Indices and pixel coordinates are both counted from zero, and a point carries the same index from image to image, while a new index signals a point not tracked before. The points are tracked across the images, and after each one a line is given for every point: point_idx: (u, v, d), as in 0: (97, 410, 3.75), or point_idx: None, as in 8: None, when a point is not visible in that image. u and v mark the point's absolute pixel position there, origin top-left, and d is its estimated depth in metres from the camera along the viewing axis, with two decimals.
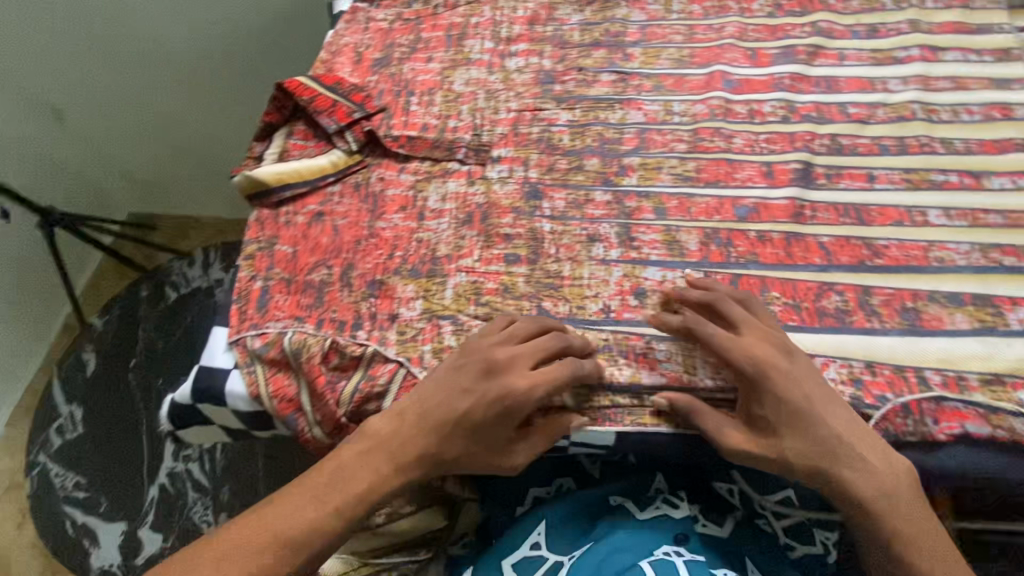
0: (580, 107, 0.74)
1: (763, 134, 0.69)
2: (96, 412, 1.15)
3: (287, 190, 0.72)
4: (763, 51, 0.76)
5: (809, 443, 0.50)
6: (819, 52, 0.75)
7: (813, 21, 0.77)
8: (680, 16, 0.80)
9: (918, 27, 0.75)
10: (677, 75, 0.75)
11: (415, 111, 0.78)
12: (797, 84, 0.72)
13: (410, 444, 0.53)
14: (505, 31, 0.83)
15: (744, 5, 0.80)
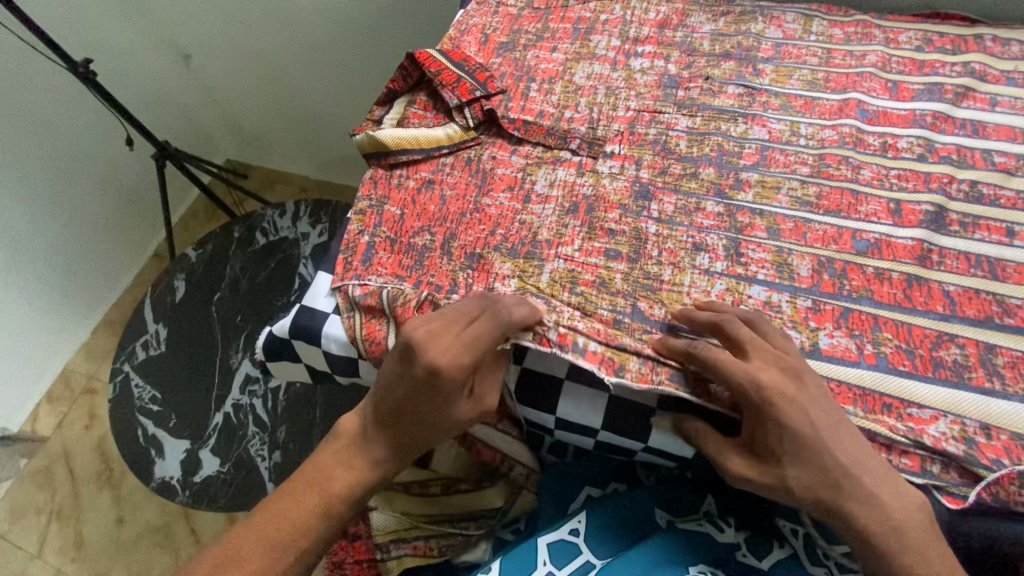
0: (701, 116, 0.73)
1: (894, 170, 0.66)
2: (178, 336, 1.23)
3: (403, 154, 0.75)
4: (906, 85, 0.72)
5: (814, 473, 0.47)
6: (968, 94, 0.70)
7: (965, 61, 0.73)
8: (818, 38, 0.78)
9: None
10: (808, 98, 0.73)
11: (533, 97, 0.79)
12: (940, 123, 0.68)
13: (380, 424, 0.54)
14: (633, 31, 0.83)
15: (891, 35, 0.77)
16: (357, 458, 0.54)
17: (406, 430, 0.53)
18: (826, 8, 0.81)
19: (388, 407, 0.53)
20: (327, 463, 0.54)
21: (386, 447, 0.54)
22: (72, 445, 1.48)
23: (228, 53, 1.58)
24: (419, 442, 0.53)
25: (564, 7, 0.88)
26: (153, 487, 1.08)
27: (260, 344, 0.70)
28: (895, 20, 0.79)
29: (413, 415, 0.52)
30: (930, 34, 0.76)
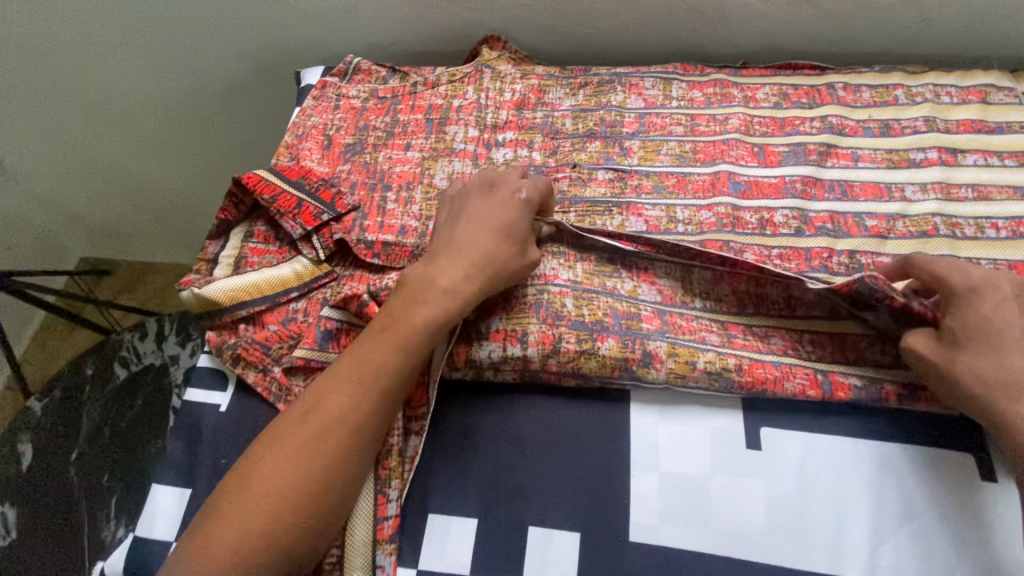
0: (575, 210, 0.68)
1: (775, 249, 0.63)
2: (33, 513, 0.99)
3: (242, 307, 0.62)
4: (771, 148, 0.70)
5: (995, 366, 0.48)
6: (831, 151, 0.69)
7: (822, 115, 0.72)
8: (680, 104, 0.75)
9: (935, 125, 0.70)
10: (679, 175, 0.70)
11: (391, 210, 0.70)
12: (810, 189, 0.67)
13: (455, 258, 0.55)
14: (491, 116, 0.76)
15: (748, 93, 0.75)
16: (438, 285, 0.54)
17: (480, 243, 0.55)
18: (682, 68, 0.79)
19: (472, 227, 0.57)
20: (408, 299, 0.53)
21: (466, 263, 0.54)
22: None
23: (44, 140, 1.23)
24: (499, 255, 0.55)
25: (412, 93, 0.79)
26: None
27: None
28: (750, 75, 0.77)
29: (493, 238, 0.56)
30: (785, 86, 0.75)
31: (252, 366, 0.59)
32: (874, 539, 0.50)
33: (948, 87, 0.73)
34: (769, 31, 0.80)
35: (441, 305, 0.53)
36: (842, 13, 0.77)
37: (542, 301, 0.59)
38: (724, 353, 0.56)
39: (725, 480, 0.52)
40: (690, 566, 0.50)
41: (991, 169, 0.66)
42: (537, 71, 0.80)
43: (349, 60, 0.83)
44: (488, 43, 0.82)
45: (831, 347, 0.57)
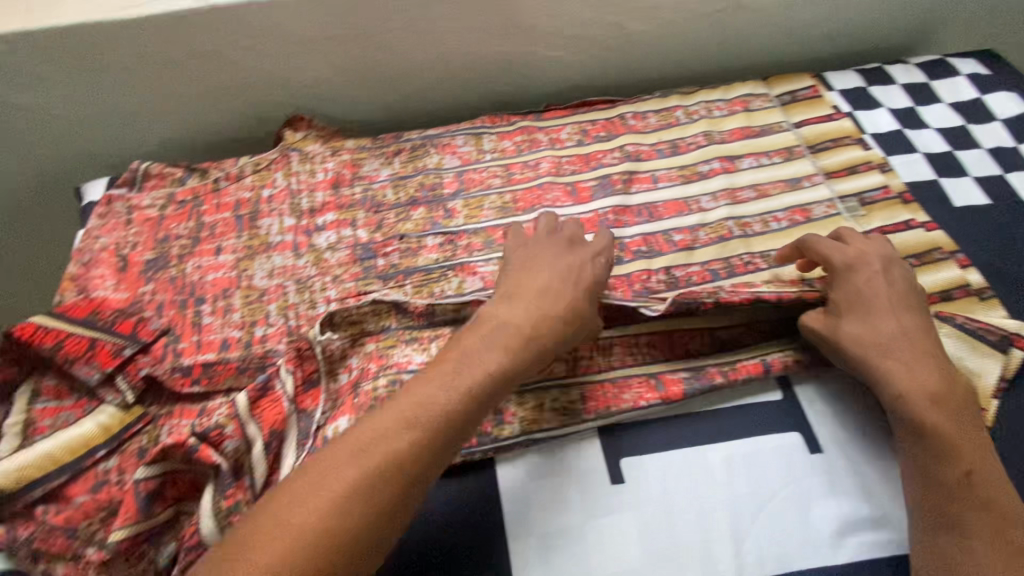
0: (411, 282, 0.66)
1: None
2: None
3: (35, 487, 0.52)
4: (582, 184, 0.75)
5: (868, 330, 0.55)
6: (633, 178, 0.75)
7: (619, 145, 0.78)
8: (493, 156, 0.78)
9: (713, 138, 0.78)
10: (505, 226, 0.71)
11: (209, 324, 0.64)
12: (622, 217, 0.71)
13: (527, 308, 0.53)
14: (306, 201, 0.72)
15: (553, 136, 0.80)
16: (503, 335, 0.51)
17: (551, 293, 0.54)
18: (489, 121, 0.81)
19: (532, 278, 0.56)
20: (498, 347, 0.50)
21: (560, 311, 0.53)
22: None
23: None
24: (571, 305, 0.54)
25: (215, 191, 0.74)
26: None
27: None
28: (552, 118, 0.82)
29: (566, 288, 0.55)
30: (584, 124, 0.81)
31: (58, 558, 0.49)
32: (742, 548, 0.53)
33: (717, 102, 0.83)
34: (560, 74, 0.86)
35: (515, 351, 0.50)
36: (618, 52, 0.84)
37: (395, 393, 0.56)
38: (569, 386, 0.59)
39: (597, 522, 0.54)
40: None
41: (765, 168, 0.75)
42: (347, 145, 0.78)
43: (134, 167, 0.75)
44: (292, 124, 0.79)
45: (661, 347, 0.62)
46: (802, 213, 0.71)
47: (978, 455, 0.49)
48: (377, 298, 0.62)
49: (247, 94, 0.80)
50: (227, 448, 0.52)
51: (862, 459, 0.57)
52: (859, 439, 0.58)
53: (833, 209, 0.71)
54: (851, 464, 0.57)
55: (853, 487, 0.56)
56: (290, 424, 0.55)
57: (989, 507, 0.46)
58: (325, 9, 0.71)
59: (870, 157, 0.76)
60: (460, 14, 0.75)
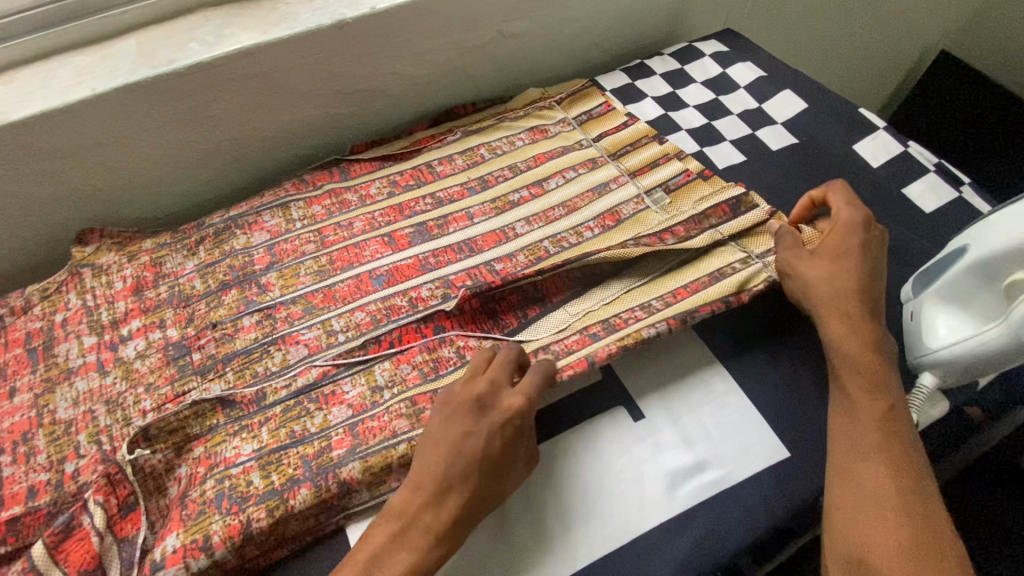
0: (232, 369, 0.65)
1: (430, 324, 0.68)
2: None
3: None
4: (398, 232, 0.77)
5: (844, 303, 0.60)
6: (448, 219, 0.79)
7: (431, 192, 0.82)
8: (303, 223, 0.78)
9: (518, 167, 0.84)
10: (323, 290, 0.72)
11: (10, 475, 0.59)
12: (443, 257, 0.74)
13: (449, 503, 0.51)
14: (106, 314, 0.69)
15: (363, 193, 0.82)
16: (432, 526, 0.51)
17: (476, 491, 0.52)
18: (294, 188, 0.82)
19: (456, 467, 0.52)
20: (424, 527, 0.51)
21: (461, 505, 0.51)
22: None
23: None
24: (487, 494, 0.53)
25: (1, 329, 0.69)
26: None
27: None
28: (358, 175, 0.84)
29: (488, 476, 0.52)
30: (392, 176, 0.84)
31: None
32: (595, 548, 0.56)
33: (519, 134, 0.88)
34: (357, 126, 0.89)
35: (433, 549, 0.50)
36: (405, 96, 0.89)
37: (224, 490, 0.56)
38: (413, 437, 0.58)
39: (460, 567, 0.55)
40: None
41: (571, 184, 0.81)
42: (143, 246, 0.75)
43: None
44: (82, 240, 0.76)
45: None
46: (612, 216, 0.77)
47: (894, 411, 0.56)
48: (197, 398, 0.61)
49: (22, 217, 0.75)
50: None
51: (681, 413, 0.63)
52: (674, 396, 0.64)
53: (641, 206, 0.77)
54: (674, 421, 0.63)
55: (679, 440, 0.61)
56: (110, 559, 0.53)
57: (897, 451, 0.53)
58: (79, 119, 0.69)
59: (666, 150, 0.82)
60: (230, 95, 0.76)
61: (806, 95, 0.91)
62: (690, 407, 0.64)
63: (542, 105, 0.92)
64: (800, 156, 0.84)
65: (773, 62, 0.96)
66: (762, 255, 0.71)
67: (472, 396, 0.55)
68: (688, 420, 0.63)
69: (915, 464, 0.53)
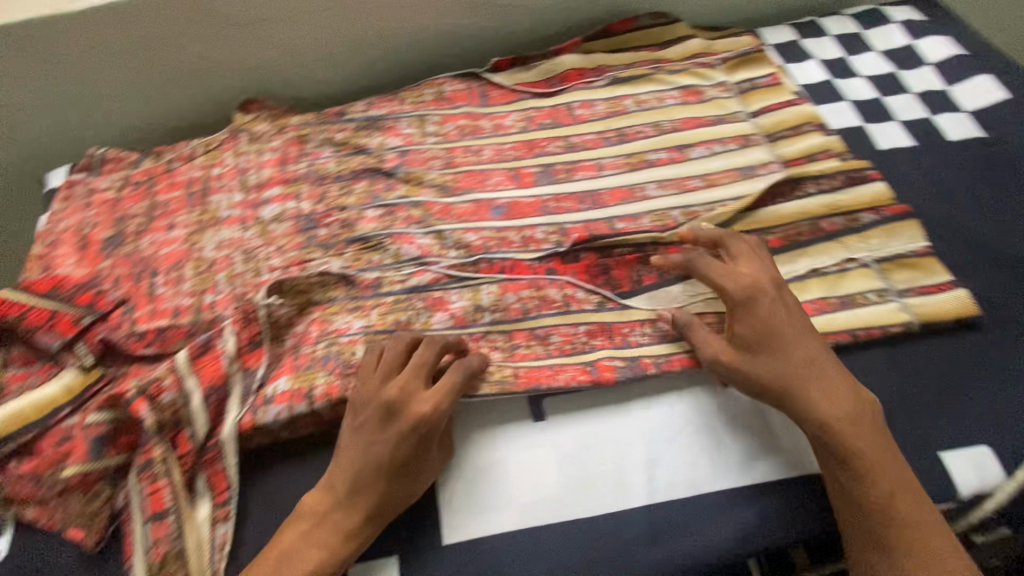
0: (351, 250, 0.70)
1: (540, 261, 0.68)
2: None
3: (7, 441, 0.58)
4: (524, 170, 0.74)
5: (795, 377, 0.54)
6: (576, 167, 0.74)
7: (566, 134, 0.77)
8: (436, 139, 0.78)
9: (663, 127, 0.77)
10: (443, 202, 0.73)
11: (162, 293, 0.68)
12: (564, 204, 0.72)
13: (354, 508, 0.52)
14: (253, 177, 0.76)
15: (496, 122, 0.79)
16: (340, 524, 0.52)
17: (377, 494, 0.52)
18: (434, 102, 0.82)
19: (360, 467, 0.53)
20: (333, 525, 0.52)
21: (372, 506, 0.52)
22: None
23: None
24: (394, 495, 0.53)
25: (169, 172, 0.78)
26: None
27: None
28: (498, 104, 0.81)
29: (392, 480, 0.53)
30: (530, 111, 0.80)
31: (28, 502, 0.56)
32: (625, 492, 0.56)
33: (670, 91, 0.81)
34: (499, 42, 0.88)
35: (344, 545, 0.52)
36: (554, 19, 0.86)
37: (332, 354, 0.60)
38: (505, 365, 0.61)
39: (498, 471, 0.58)
40: (541, 548, 0.54)
41: (719, 156, 0.75)
42: (292, 122, 0.81)
43: (93, 152, 0.80)
44: (245, 107, 0.83)
45: (602, 336, 0.63)
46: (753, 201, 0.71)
47: (893, 471, 0.51)
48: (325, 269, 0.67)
49: (196, 78, 0.83)
50: (167, 397, 0.57)
51: None
52: None
53: (787, 197, 0.71)
54: None
55: (770, 417, 0.59)
56: (234, 381, 0.59)
57: (904, 528, 0.49)
58: None
59: (829, 144, 0.74)
60: None
61: (1008, 85, 0.78)
62: None
63: (702, 61, 0.83)
64: (979, 151, 0.73)
65: (976, 42, 0.83)
66: (900, 291, 0.64)
67: (376, 401, 0.54)
68: None
69: (922, 541, 0.49)
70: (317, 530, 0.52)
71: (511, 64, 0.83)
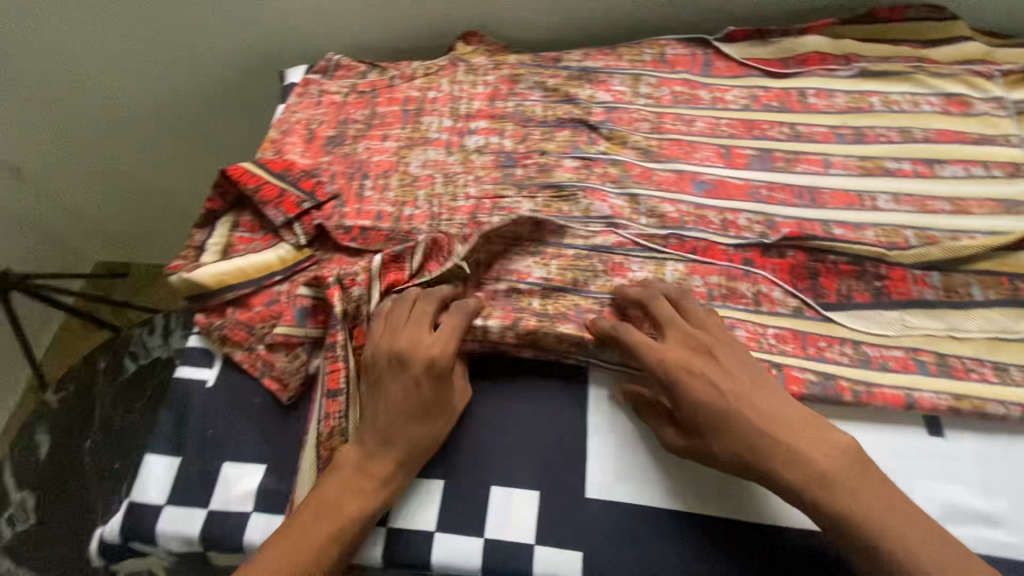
0: (542, 196, 0.70)
1: (737, 249, 0.63)
2: (53, 505, 1.07)
3: (229, 291, 0.66)
4: (738, 150, 0.70)
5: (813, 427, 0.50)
6: (798, 158, 0.69)
7: (792, 122, 0.71)
8: (647, 101, 0.75)
9: (911, 136, 0.69)
10: (645, 167, 0.70)
11: (369, 196, 0.73)
12: (776, 194, 0.66)
13: (382, 460, 0.53)
14: (464, 107, 0.79)
15: (717, 94, 0.75)
16: (373, 473, 0.53)
17: (397, 444, 0.54)
18: (652, 63, 0.78)
19: (382, 414, 0.54)
20: (368, 473, 0.53)
21: (399, 456, 0.54)
22: None
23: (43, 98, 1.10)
24: (414, 440, 0.54)
25: (390, 87, 0.83)
26: None
27: (93, 549, 0.60)
28: (722, 76, 0.76)
29: (404, 429, 0.54)
30: (756, 89, 0.74)
31: (237, 346, 0.64)
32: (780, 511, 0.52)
33: (929, 96, 0.71)
34: (733, 12, 0.82)
35: (376, 492, 0.53)
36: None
37: (510, 294, 0.62)
38: None
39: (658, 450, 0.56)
40: (691, 538, 0.52)
41: (974, 180, 0.65)
42: (509, 60, 0.82)
43: (330, 57, 0.87)
44: (466, 39, 0.86)
45: (793, 343, 0.58)
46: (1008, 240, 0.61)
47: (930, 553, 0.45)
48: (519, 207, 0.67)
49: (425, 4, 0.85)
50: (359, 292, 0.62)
51: (989, 459, 0.53)
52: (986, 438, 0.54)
53: None
54: (976, 464, 0.53)
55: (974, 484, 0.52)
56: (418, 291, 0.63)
57: None
58: None
59: None
60: None
61: None
62: (1001, 460, 0.53)
63: (978, 68, 0.72)
64: None
65: None
66: None
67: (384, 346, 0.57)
68: (994, 471, 0.53)
69: None
70: (348, 477, 0.53)
71: (747, 37, 0.78)
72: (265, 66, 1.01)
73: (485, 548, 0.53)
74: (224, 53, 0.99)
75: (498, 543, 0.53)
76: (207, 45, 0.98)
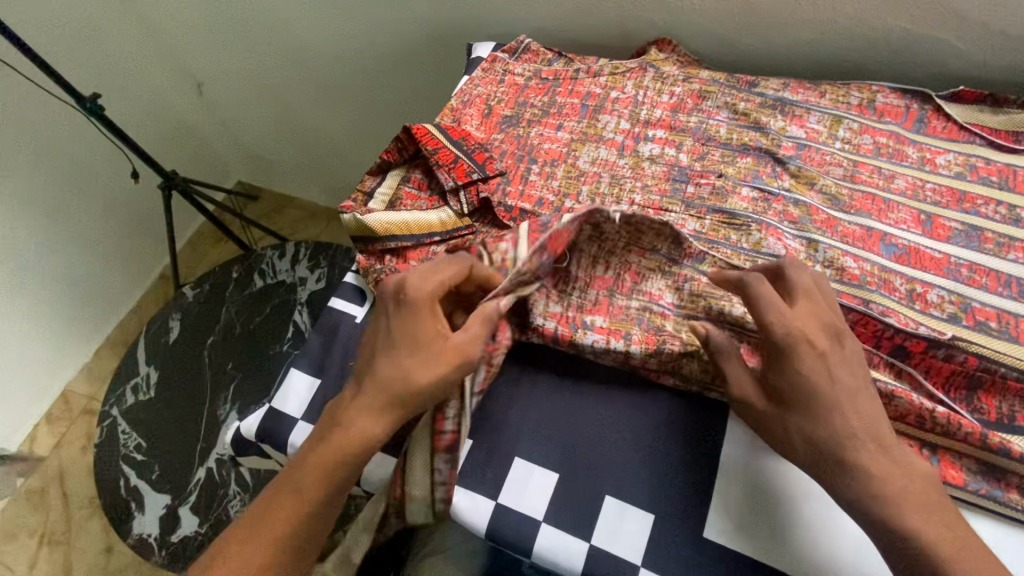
0: (710, 219, 0.67)
1: (924, 325, 0.57)
2: (169, 386, 1.19)
3: (391, 240, 0.70)
4: (941, 220, 0.64)
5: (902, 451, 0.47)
6: (1012, 244, 0.62)
7: (1012, 203, 0.64)
8: (844, 145, 0.71)
9: None
10: (830, 215, 0.66)
11: (533, 181, 0.74)
12: (979, 277, 0.60)
13: (369, 420, 0.51)
14: (644, 113, 0.78)
15: (926, 155, 0.69)
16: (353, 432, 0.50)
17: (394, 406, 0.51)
18: (857, 107, 0.73)
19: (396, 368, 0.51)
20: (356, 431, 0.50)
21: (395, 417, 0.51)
22: (68, 468, 1.42)
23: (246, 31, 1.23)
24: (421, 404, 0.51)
25: (573, 79, 0.84)
26: (132, 544, 1.09)
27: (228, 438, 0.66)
28: (936, 136, 0.70)
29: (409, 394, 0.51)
30: (973, 158, 0.68)
31: None
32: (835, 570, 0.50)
33: None
34: (963, 70, 0.75)
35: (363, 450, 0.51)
36: None
37: (645, 316, 0.60)
38: None
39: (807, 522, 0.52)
40: None
41: None
42: (700, 75, 0.80)
43: (521, 40, 0.90)
44: (658, 46, 0.84)
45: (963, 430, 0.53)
46: None
47: None
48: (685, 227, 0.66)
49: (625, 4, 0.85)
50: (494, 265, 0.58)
51: None
52: None
53: None
54: None
55: None
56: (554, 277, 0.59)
57: None
58: None
59: None
60: None
61: None
62: None
63: None
64: None
65: None
66: None
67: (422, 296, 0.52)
68: None
69: None
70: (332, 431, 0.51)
71: (978, 99, 0.70)
72: (449, 35, 1.06)
73: (588, 554, 0.53)
74: (415, 16, 1.05)
75: (605, 554, 0.52)
76: (403, 7, 1.04)
